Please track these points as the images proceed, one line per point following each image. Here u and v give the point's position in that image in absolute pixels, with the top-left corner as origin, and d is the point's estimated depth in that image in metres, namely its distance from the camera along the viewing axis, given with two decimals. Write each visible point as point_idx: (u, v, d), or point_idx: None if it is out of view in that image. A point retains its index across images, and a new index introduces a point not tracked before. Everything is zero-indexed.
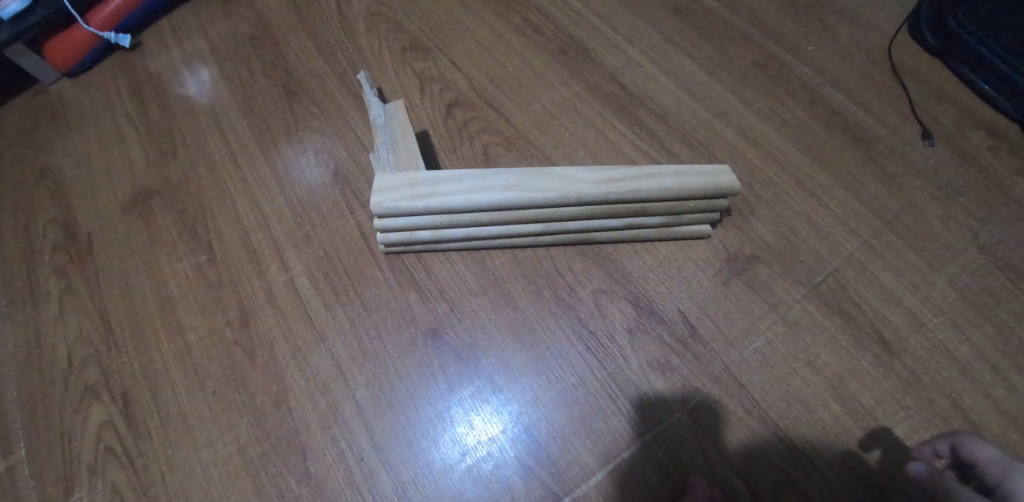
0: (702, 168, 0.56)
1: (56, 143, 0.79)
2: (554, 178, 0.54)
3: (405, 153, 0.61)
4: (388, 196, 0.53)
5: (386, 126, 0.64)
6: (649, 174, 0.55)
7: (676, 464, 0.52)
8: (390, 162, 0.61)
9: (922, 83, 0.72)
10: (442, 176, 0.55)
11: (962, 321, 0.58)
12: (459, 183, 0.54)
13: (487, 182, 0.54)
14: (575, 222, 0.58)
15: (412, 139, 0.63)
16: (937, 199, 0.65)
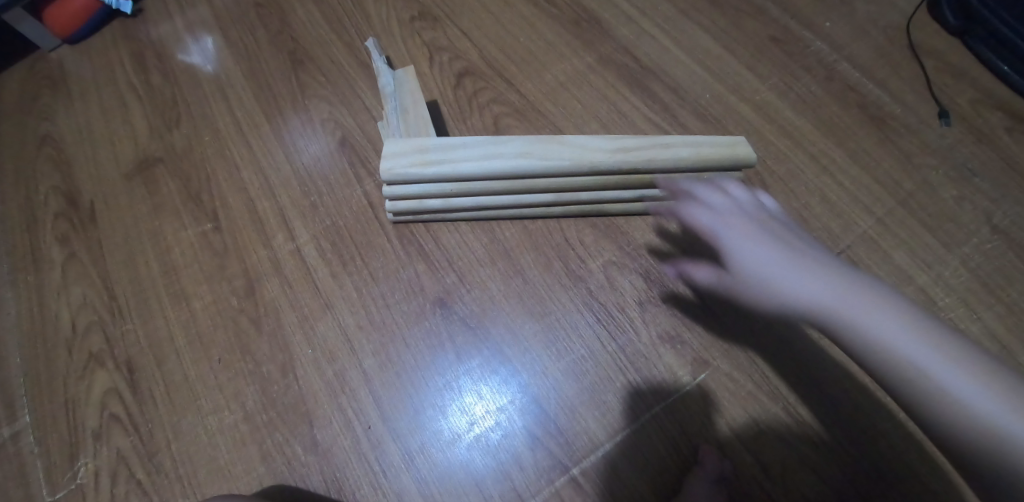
0: (720, 140, 0.55)
1: (56, 110, 0.77)
2: (567, 147, 0.53)
3: (416, 120, 0.60)
4: (399, 162, 0.53)
5: (395, 95, 0.62)
6: (665, 144, 0.54)
7: (685, 436, 0.51)
8: (401, 130, 0.60)
9: (940, 60, 0.71)
10: (453, 143, 0.54)
11: (973, 301, 0.58)
12: (470, 151, 0.53)
13: (500, 149, 0.53)
14: (588, 192, 0.57)
15: (423, 106, 0.61)
16: (952, 179, 0.64)
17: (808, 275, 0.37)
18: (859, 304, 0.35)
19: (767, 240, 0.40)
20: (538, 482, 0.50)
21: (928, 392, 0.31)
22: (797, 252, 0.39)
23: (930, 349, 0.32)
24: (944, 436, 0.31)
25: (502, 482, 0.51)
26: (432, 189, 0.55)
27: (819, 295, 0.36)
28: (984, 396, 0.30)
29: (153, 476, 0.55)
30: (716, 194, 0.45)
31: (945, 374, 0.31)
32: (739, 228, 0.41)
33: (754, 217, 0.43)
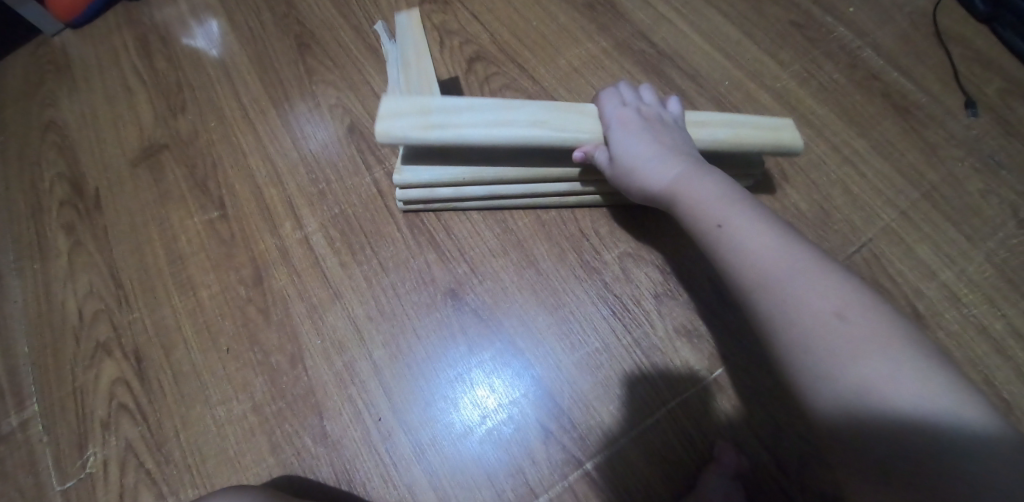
0: (761, 122, 0.52)
1: (60, 95, 0.76)
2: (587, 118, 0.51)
3: (419, 72, 0.56)
4: (397, 124, 0.44)
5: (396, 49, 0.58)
6: (699, 123, 0.52)
7: (702, 432, 0.50)
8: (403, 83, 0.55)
9: (968, 48, 0.69)
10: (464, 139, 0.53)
11: (998, 298, 0.56)
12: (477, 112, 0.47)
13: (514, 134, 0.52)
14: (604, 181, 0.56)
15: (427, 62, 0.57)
16: (978, 171, 0.62)
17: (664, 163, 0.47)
18: (696, 186, 0.44)
19: (645, 132, 0.49)
20: (552, 476, 0.50)
21: (726, 248, 0.41)
22: (663, 144, 0.48)
23: (738, 221, 0.41)
24: (735, 283, 0.40)
25: (514, 475, 0.50)
26: (443, 176, 0.54)
27: (668, 177, 0.46)
28: (762, 255, 0.38)
29: (162, 467, 0.54)
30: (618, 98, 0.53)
31: (744, 240, 0.40)
32: (627, 120, 0.50)
33: (643, 116, 0.51)
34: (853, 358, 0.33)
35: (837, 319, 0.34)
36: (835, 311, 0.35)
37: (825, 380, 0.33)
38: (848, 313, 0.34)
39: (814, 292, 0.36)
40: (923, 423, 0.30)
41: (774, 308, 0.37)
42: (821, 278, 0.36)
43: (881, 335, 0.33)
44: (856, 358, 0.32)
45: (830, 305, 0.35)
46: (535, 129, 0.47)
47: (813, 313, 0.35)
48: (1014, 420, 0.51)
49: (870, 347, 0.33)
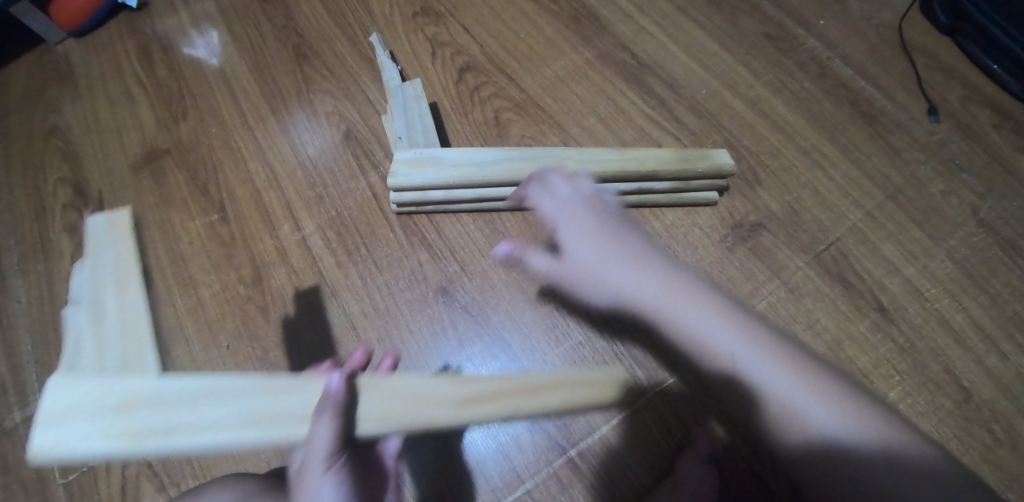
0: (704, 163, 0.60)
1: (63, 102, 0.78)
2: (401, 399, 0.42)
3: (122, 328, 0.38)
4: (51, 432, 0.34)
5: (89, 258, 0.40)
6: (656, 160, 0.60)
7: (678, 419, 0.53)
8: (86, 363, 0.37)
9: (931, 59, 0.73)
10: (192, 390, 0.37)
11: (958, 291, 0.60)
12: (218, 411, 0.37)
13: (283, 406, 0.39)
14: None
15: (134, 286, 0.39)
16: (939, 174, 0.66)
17: (643, 279, 0.39)
18: (674, 283, 0.38)
19: (598, 230, 0.42)
20: (537, 463, 0.52)
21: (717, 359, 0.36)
22: (610, 229, 0.42)
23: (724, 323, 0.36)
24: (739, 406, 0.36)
25: (502, 463, 0.53)
26: (434, 179, 0.58)
27: (634, 274, 0.39)
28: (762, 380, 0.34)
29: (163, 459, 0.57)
30: (558, 187, 0.47)
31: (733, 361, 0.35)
32: (578, 220, 0.43)
33: (590, 203, 0.45)
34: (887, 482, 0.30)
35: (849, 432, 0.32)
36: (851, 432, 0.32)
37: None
38: (853, 422, 0.32)
39: (814, 408, 0.33)
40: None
41: (781, 429, 0.34)
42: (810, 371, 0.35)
43: (894, 441, 0.32)
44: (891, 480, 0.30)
45: (838, 418, 0.32)
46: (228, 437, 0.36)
47: (829, 435, 0.32)
48: (973, 407, 0.55)
49: (891, 456, 0.31)
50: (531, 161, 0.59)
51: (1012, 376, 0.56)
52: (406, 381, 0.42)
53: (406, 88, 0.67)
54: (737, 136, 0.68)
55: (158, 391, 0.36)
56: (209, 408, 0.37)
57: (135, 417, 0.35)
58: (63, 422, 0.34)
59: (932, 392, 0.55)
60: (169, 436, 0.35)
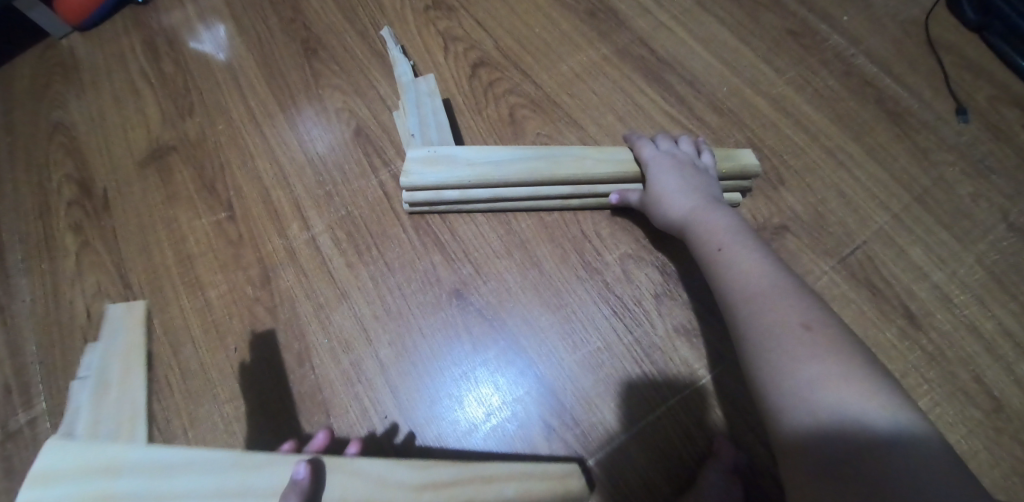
0: (729, 163, 0.59)
1: (68, 97, 0.77)
2: (359, 479, 0.40)
3: (114, 408, 0.39)
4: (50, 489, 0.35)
5: (103, 344, 0.41)
6: None
7: (700, 428, 0.52)
8: (84, 430, 0.38)
9: (959, 56, 0.70)
10: (161, 463, 0.37)
11: (988, 298, 0.58)
12: (187, 482, 0.37)
13: (248, 481, 0.38)
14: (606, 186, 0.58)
15: (136, 374, 0.40)
16: (968, 176, 0.64)
17: (687, 200, 0.53)
18: (712, 220, 0.51)
19: (677, 173, 0.55)
20: None
21: (724, 267, 0.47)
22: (689, 181, 0.55)
23: (740, 253, 0.47)
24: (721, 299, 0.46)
25: None
26: (451, 179, 0.56)
27: (679, 201, 0.53)
28: (749, 281, 0.44)
29: None
30: (664, 142, 0.59)
31: (744, 279, 0.45)
32: (666, 161, 0.57)
33: (677, 160, 0.57)
34: (814, 359, 0.37)
35: (800, 326, 0.39)
36: (800, 326, 0.39)
37: (773, 389, 0.38)
38: (813, 324, 0.39)
39: (784, 325, 0.40)
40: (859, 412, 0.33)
41: (757, 350, 0.40)
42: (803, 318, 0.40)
43: (841, 346, 0.37)
44: (816, 359, 0.37)
45: (796, 317, 0.40)
46: None
47: (780, 324, 0.40)
48: (1004, 418, 0.53)
49: (830, 354, 0.37)
50: (551, 161, 0.57)
51: None
52: (371, 463, 0.41)
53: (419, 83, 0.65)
54: (759, 135, 0.66)
55: (140, 465, 0.37)
56: (183, 481, 0.37)
57: (113, 485, 0.36)
58: (45, 483, 0.35)
59: (962, 402, 0.53)
60: None
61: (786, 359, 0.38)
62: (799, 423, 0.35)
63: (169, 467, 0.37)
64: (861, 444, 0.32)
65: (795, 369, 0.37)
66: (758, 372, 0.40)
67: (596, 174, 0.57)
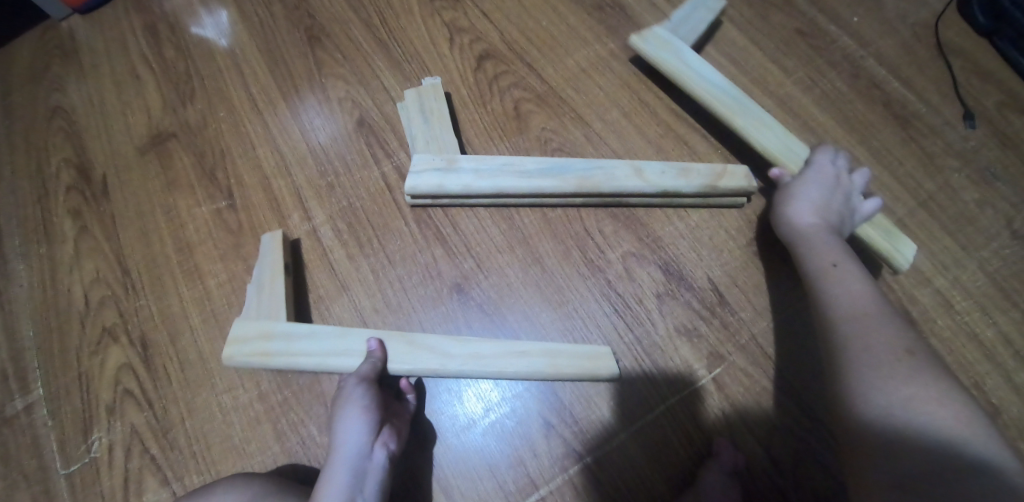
0: (738, 170, 0.58)
1: (68, 81, 0.76)
2: (419, 350, 0.53)
3: (268, 300, 0.56)
4: (238, 348, 0.53)
5: (261, 260, 0.58)
6: (689, 169, 0.59)
7: (698, 428, 0.52)
8: (252, 310, 0.55)
9: (968, 60, 0.70)
10: (300, 333, 0.54)
11: (989, 306, 0.57)
12: (316, 345, 0.53)
13: (346, 345, 0.53)
14: (609, 185, 0.58)
15: (280, 280, 0.57)
16: (974, 182, 0.63)
17: (811, 216, 0.53)
18: (830, 242, 0.51)
19: (821, 189, 0.55)
20: (553, 469, 0.51)
21: (834, 281, 0.48)
22: (829, 202, 0.54)
23: (852, 276, 0.48)
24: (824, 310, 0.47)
25: (515, 467, 0.51)
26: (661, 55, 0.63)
27: (806, 215, 0.53)
28: (858, 303, 0.45)
29: (167, 452, 0.55)
30: (831, 161, 0.58)
31: (860, 303, 0.45)
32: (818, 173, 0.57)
33: (833, 180, 0.56)
34: (913, 381, 0.38)
35: (904, 355, 0.40)
36: (905, 351, 0.40)
37: (868, 398, 0.39)
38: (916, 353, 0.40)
39: (893, 352, 0.40)
40: (955, 439, 0.34)
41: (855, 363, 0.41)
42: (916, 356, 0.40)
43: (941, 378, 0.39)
44: (918, 383, 0.38)
45: (904, 348, 0.40)
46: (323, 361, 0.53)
47: (886, 344, 0.41)
48: (1002, 425, 0.53)
49: (932, 383, 0.38)
50: (736, 105, 0.61)
51: None
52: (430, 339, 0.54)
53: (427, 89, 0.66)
54: None
55: (285, 332, 0.54)
56: (311, 342, 0.53)
57: (270, 345, 0.53)
58: (233, 344, 0.53)
59: None
60: (290, 361, 0.53)
61: (891, 377, 0.39)
62: (891, 433, 0.36)
63: (301, 335, 0.54)
64: (946, 459, 0.33)
65: (896, 385, 0.38)
66: (850, 381, 0.41)
67: (764, 139, 0.60)
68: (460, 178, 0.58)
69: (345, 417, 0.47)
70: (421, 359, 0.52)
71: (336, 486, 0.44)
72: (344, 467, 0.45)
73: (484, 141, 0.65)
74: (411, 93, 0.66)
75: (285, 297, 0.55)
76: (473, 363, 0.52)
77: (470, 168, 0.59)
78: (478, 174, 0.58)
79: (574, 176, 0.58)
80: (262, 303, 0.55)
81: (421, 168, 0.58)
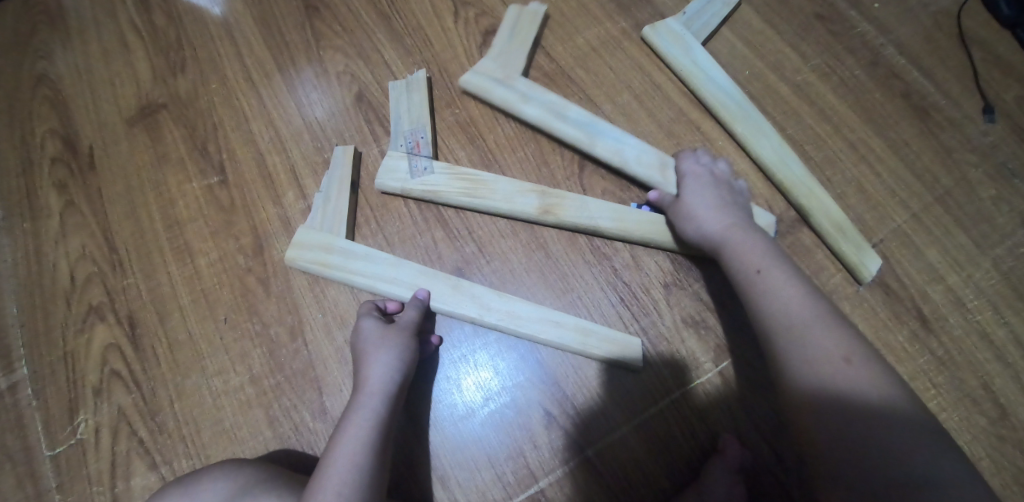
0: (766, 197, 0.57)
1: (54, 48, 0.73)
2: (461, 298, 0.53)
3: (331, 214, 0.58)
4: (301, 253, 0.56)
5: (330, 173, 0.60)
6: None
7: (704, 424, 0.50)
8: (316, 220, 0.58)
9: (990, 51, 0.67)
10: (357, 252, 0.56)
11: (1002, 305, 0.56)
12: (369, 267, 0.55)
13: (396, 274, 0.55)
14: (635, 144, 0.58)
15: (346, 196, 0.58)
16: (991, 178, 0.61)
17: (720, 216, 0.51)
18: (747, 239, 0.49)
19: (710, 189, 0.53)
20: (552, 461, 0.50)
21: (762, 289, 0.45)
22: (726, 200, 0.53)
23: (778, 277, 0.45)
24: (760, 323, 0.45)
25: (514, 459, 0.50)
26: (672, 51, 0.64)
27: (711, 220, 0.51)
28: (787, 310, 0.43)
29: (155, 436, 0.53)
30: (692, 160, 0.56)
31: (788, 308, 0.43)
32: (703, 180, 0.54)
33: (714, 178, 0.54)
34: (857, 399, 0.37)
35: (843, 361, 0.39)
36: (843, 359, 0.39)
37: (825, 427, 0.37)
38: (855, 359, 0.39)
39: (834, 365, 0.39)
40: (906, 457, 0.34)
41: (803, 386, 0.40)
42: (853, 359, 0.39)
43: (885, 384, 0.38)
44: (862, 398, 0.37)
45: (840, 351, 0.40)
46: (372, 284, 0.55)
47: (824, 359, 0.40)
48: (1009, 426, 0.52)
49: (877, 397, 0.37)
50: (740, 112, 0.61)
51: None
52: (477, 287, 0.54)
53: (410, 83, 0.64)
54: (779, 123, 0.63)
55: (345, 249, 0.56)
56: (366, 263, 0.55)
57: (329, 258, 0.56)
58: (297, 248, 0.57)
59: (968, 408, 0.52)
60: (343, 274, 0.55)
61: (834, 401, 0.38)
62: (857, 463, 0.35)
63: (359, 254, 0.56)
64: (910, 476, 0.33)
65: (840, 408, 0.37)
66: (804, 407, 0.39)
67: (763, 151, 0.59)
68: (507, 92, 0.61)
69: (391, 352, 0.48)
70: (461, 305, 0.53)
71: (366, 414, 0.45)
72: (374, 399, 0.46)
73: (489, 121, 0.63)
74: (400, 83, 0.64)
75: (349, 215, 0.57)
76: (508, 321, 0.52)
77: (442, 173, 0.58)
78: (524, 98, 0.61)
79: (602, 144, 0.58)
80: (325, 216, 0.58)
81: (481, 71, 0.63)
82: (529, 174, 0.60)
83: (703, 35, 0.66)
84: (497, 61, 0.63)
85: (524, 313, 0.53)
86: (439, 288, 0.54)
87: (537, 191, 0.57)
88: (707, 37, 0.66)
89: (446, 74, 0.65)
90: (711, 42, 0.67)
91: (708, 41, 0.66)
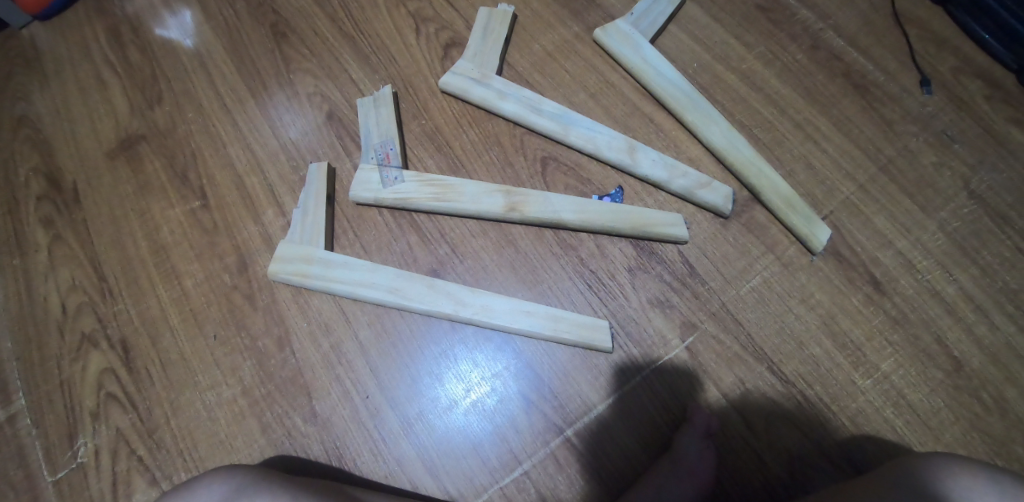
0: (717, 183, 0.60)
1: (32, 90, 0.75)
2: (437, 296, 0.56)
3: (310, 227, 0.60)
4: (284, 266, 0.59)
5: (306, 188, 0.63)
6: (672, 166, 0.61)
7: (675, 397, 0.54)
8: (296, 234, 0.60)
9: (922, 27, 0.71)
10: (337, 261, 0.59)
11: (950, 263, 0.59)
12: (348, 274, 0.58)
13: (375, 278, 0.57)
14: (603, 137, 0.62)
15: (323, 209, 0.61)
16: (932, 146, 0.64)
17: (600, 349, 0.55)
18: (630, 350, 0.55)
19: (584, 355, 0.55)
20: (534, 444, 0.52)
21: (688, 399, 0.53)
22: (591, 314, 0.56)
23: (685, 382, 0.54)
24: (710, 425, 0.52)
25: (499, 445, 0.52)
26: (623, 51, 0.67)
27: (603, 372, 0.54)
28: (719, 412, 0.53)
29: (153, 453, 0.55)
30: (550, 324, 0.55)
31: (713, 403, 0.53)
32: (574, 360, 0.55)
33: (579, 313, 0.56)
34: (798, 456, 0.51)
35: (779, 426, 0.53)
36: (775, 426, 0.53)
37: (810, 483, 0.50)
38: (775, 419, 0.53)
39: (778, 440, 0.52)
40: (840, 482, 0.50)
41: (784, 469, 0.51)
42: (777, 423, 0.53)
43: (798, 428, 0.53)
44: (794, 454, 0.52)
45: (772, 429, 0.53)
46: (351, 289, 0.57)
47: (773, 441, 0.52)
48: (964, 377, 0.54)
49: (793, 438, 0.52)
50: (691, 103, 0.64)
51: (1004, 346, 0.55)
52: (451, 286, 0.57)
53: (376, 99, 0.67)
54: (729, 110, 0.67)
55: (325, 258, 0.59)
56: (344, 271, 0.58)
57: (309, 268, 0.59)
58: (279, 260, 0.59)
59: (925, 364, 0.54)
60: (323, 282, 0.58)
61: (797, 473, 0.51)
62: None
63: (338, 263, 0.59)
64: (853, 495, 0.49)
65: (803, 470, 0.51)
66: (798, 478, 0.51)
67: (714, 137, 0.63)
68: (485, 91, 0.65)
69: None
70: (437, 303, 0.56)
71: None
72: None
73: (453, 129, 0.66)
74: (368, 99, 0.67)
75: (327, 227, 0.60)
76: (482, 315, 0.55)
77: (412, 181, 0.61)
78: (501, 95, 0.65)
79: (575, 132, 0.63)
80: (304, 229, 0.60)
81: (459, 71, 0.67)
82: (494, 176, 0.63)
83: (650, 33, 0.69)
84: (474, 61, 0.67)
85: (498, 306, 0.56)
86: (415, 290, 0.57)
87: (502, 191, 0.60)
88: (655, 34, 0.70)
89: (412, 87, 0.69)
90: (660, 38, 0.71)
91: (657, 38, 0.70)
